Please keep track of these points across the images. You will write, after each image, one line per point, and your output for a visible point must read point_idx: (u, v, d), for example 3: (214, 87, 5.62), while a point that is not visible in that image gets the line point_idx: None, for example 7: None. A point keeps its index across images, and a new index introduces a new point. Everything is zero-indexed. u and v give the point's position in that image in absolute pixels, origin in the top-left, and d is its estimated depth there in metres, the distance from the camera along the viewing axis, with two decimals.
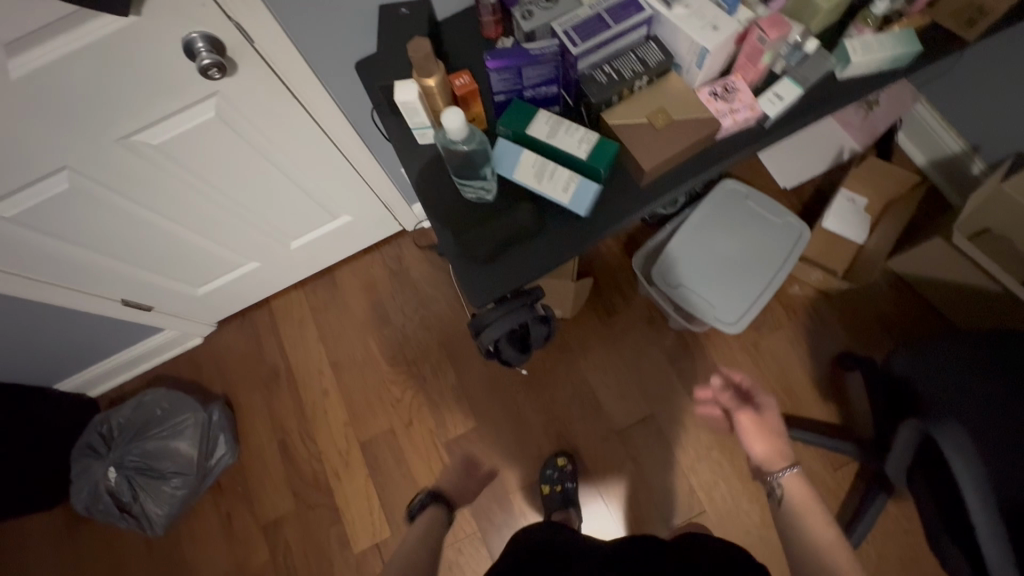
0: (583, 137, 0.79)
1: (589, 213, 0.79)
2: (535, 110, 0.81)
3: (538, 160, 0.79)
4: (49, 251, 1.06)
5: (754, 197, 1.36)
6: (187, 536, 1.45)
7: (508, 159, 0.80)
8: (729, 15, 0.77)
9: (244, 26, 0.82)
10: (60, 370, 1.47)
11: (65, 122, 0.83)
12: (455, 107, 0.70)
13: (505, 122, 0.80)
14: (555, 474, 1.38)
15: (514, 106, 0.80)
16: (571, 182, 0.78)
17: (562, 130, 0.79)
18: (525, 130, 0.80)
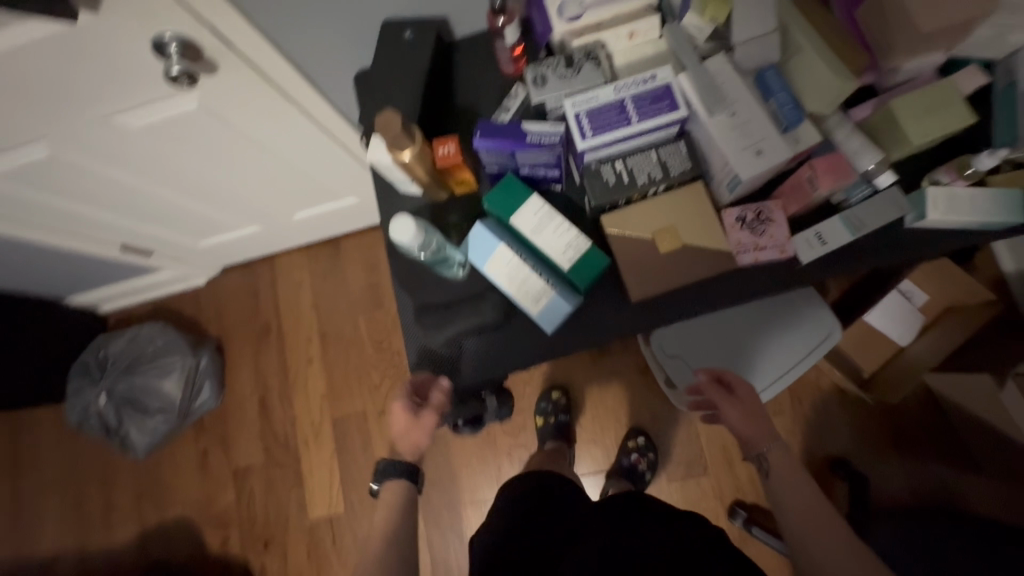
0: (572, 243, 0.68)
1: (555, 329, 0.70)
2: (527, 192, 0.69)
3: (513, 257, 0.68)
4: (40, 204, 1.05)
5: (810, 305, 1.16)
6: (168, 462, 1.57)
7: (481, 246, 0.69)
8: (781, 136, 0.62)
9: (223, 30, 0.72)
10: (69, 289, 1.53)
11: (34, 102, 0.77)
12: (405, 215, 0.56)
13: (489, 202, 0.69)
14: (549, 407, 1.40)
15: (503, 186, 0.69)
16: (544, 294, 0.68)
17: (547, 230, 0.68)
18: (509, 217, 0.69)
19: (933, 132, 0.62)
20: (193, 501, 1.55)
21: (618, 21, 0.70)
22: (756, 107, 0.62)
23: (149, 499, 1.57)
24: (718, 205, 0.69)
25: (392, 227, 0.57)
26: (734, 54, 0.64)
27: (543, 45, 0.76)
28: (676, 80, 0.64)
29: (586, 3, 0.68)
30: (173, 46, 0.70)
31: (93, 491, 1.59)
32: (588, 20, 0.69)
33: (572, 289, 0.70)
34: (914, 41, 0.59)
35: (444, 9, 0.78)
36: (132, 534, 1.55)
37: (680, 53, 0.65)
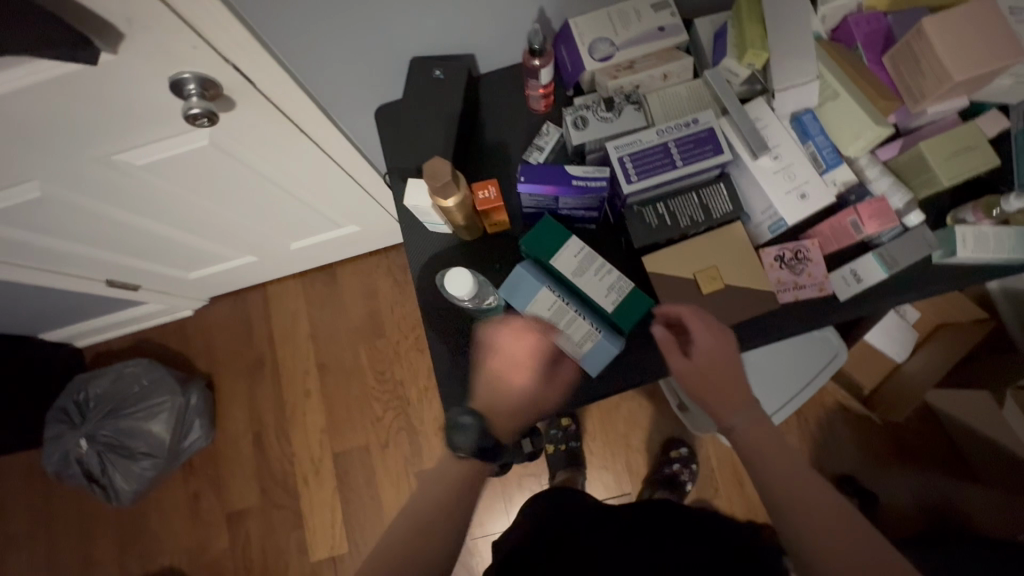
0: (614, 285, 0.67)
1: (599, 371, 0.69)
2: (566, 233, 0.68)
3: (557, 301, 0.66)
4: (25, 242, 0.98)
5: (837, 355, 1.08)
6: (155, 507, 1.48)
7: (523, 289, 0.67)
8: (822, 179, 0.63)
9: (245, 69, 0.69)
10: (44, 325, 1.43)
11: (33, 143, 0.72)
12: (461, 270, 0.55)
13: (528, 244, 0.67)
14: (559, 433, 1.37)
15: (543, 227, 0.68)
16: (589, 338, 0.67)
17: (591, 273, 0.67)
18: (549, 259, 0.68)
19: (961, 173, 0.64)
20: (183, 548, 1.46)
21: (652, 63, 0.71)
22: (797, 150, 0.63)
23: (133, 548, 1.46)
24: (756, 243, 0.70)
25: (446, 281, 0.55)
26: (773, 98, 0.65)
27: (572, 83, 0.76)
28: (717, 124, 0.64)
29: (618, 43, 0.72)
30: (192, 86, 0.67)
31: (70, 543, 1.47)
32: (619, 59, 0.72)
33: (615, 331, 0.69)
34: (941, 91, 0.62)
35: (472, 47, 0.77)
36: None
37: (721, 97, 0.65)
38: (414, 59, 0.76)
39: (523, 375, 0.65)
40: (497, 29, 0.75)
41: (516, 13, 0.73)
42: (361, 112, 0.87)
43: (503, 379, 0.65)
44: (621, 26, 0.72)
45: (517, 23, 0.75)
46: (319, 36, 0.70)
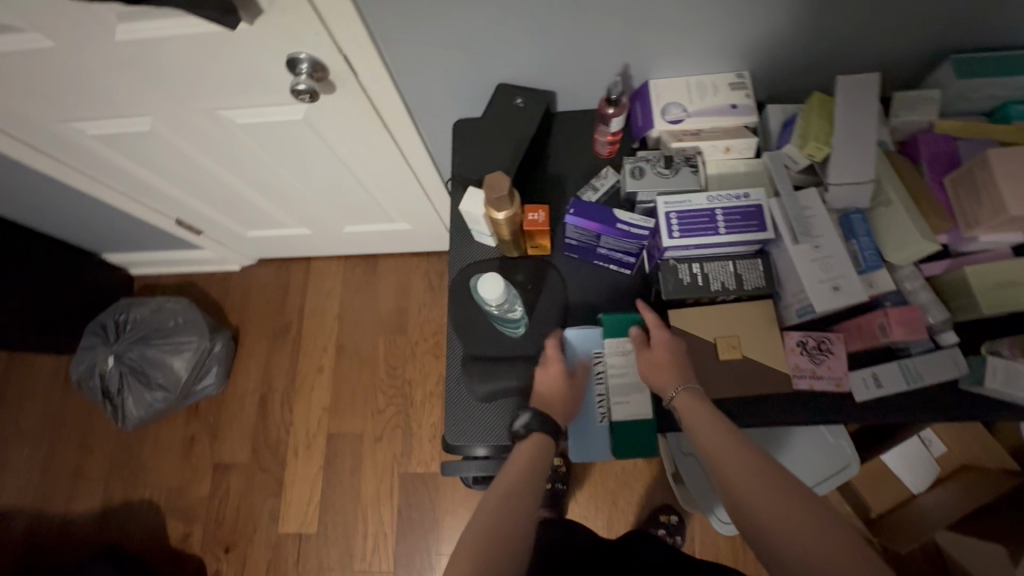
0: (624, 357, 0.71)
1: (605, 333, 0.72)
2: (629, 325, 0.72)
3: (596, 387, 0.72)
4: (121, 168, 1.08)
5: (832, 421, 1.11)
6: (153, 439, 1.55)
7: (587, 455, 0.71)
8: (858, 277, 0.64)
9: (352, 60, 0.77)
10: (108, 245, 1.56)
11: (158, 84, 0.82)
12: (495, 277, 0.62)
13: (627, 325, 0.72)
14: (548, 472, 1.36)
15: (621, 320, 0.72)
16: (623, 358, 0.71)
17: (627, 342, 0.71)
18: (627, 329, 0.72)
19: (1002, 306, 0.65)
20: (166, 486, 1.50)
21: (716, 135, 0.75)
22: (840, 245, 0.65)
23: (122, 474, 1.52)
24: (782, 325, 0.71)
25: (482, 284, 0.63)
26: (826, 190, 0.68)
27: (639, 137, 0.82)
28: (766, 203, 0.67)
29: (689, 110, 0.77)
30: (304, 66, 0.75)
31: (69, 452, 1.55)
32: (688, 124, 0.77)
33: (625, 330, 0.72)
34: (994, 220, 0.63)
35: (556, 87, 0.84)
36: (95, 506, 1.50)
37: (776, 179, 0.70)
38: (502, 85, 0.83)
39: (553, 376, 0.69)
40: (580, 76, 0.82)
41: (605, 64, 0.79)
42: (440, 122, 0.94)
43: (547, 383, 0.69)
44: (695, 98, 0.78)
45: (604, 73, 0.81)
46: (424, 50, 0.77)
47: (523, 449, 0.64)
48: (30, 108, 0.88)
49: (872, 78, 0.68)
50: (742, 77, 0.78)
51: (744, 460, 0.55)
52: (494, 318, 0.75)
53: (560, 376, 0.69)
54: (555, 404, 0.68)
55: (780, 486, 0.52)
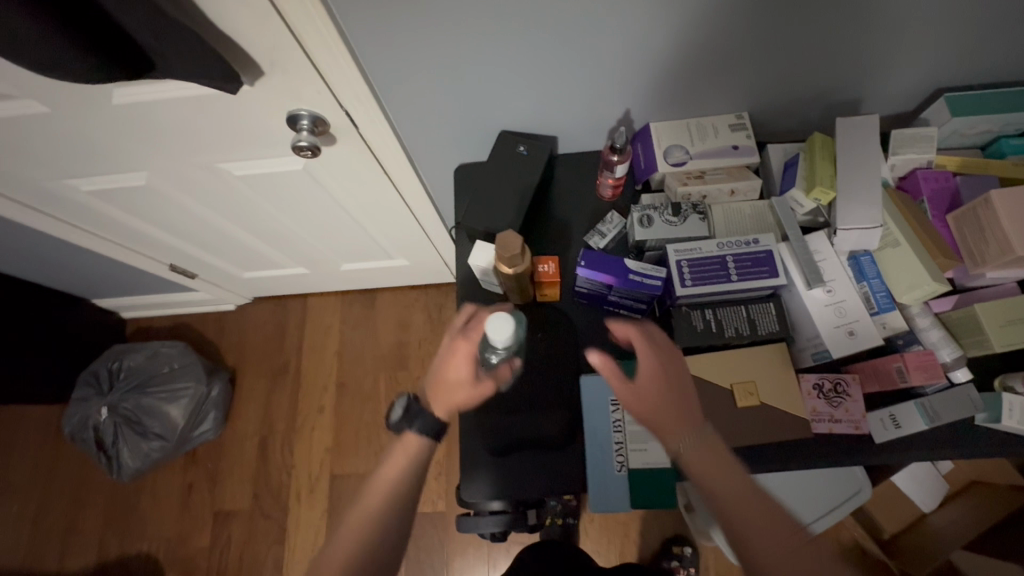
0: None
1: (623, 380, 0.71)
2: None
3: (613, 434, 0.68)
4: (115, 220, 1.06)
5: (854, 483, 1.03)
6: (149, 488, 1.50)
7: (606, 508, 0.66)
8: (872, 320, 0.66)
9: (353, 115, 0.76)
10: (101, 291, 1.53)
11: (154, 142, 0.81)
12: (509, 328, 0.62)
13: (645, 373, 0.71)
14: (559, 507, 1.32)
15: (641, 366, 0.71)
16: None
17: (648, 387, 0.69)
18: None
19: (1013, 343, 0.64)
20: (165, 537, 1.46)
21: (721, 179, 0.74)
22: (852, 289, 0.66)
23: (118, 528, 1.47)
24: (796, 366, 0.70)
25: (490, 325, 0.61)
26: (834, 234, 0.69)
27: (642, 180, 0.81)
28: (775, 248, 0.67)
29: (692, 152, 0.77)
30: (304, 122, 0.75)
31: (61, 507, 1.50)
32: (691, 166, 0.77)
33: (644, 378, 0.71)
34: (1003, 259, 0.63)
35: (558, 131, 0.84)
36: (90, 562, 1.45)
37: (784, 224, 0.70)
38: (503, 131, 0.83)
39: (464, 366, 0.68)
40: (582, 121, 0.82)
41: (606, 109, 0.79)
42: (441, 168, 0.94)
43: (453, 365, 0.68)
44: (696, 139, 0.78)
45: (606, 117, 0.81)
46: (425, 101, 0.77)
47: (399, 451, 0.67)
48: (22, 168, 0.87)
49: (871, 122, 0.70)
50: (742, 118, 0.79)
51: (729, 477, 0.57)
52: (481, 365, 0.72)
53: (469, 373, 0.68)
54: (445, 396, 0.68)
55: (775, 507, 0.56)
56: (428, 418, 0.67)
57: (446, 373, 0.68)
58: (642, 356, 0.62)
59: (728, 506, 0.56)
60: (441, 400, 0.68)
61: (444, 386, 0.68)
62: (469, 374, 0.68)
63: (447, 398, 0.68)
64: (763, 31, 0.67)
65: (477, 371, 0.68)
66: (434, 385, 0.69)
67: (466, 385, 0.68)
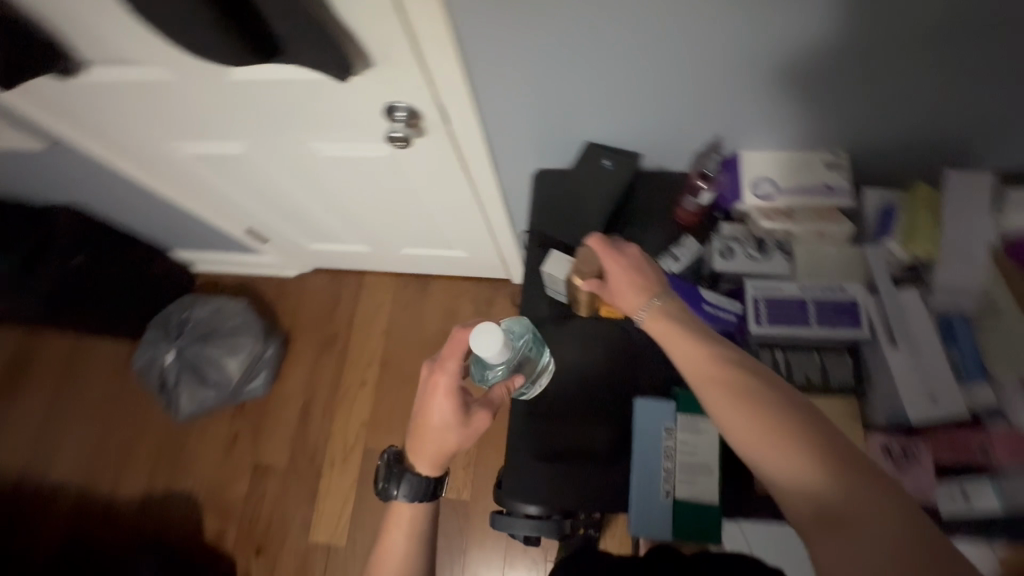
0: (696, 438, 0.68)
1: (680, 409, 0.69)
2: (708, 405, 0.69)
3: (663, 461, 0.68)
4: (207, 182, 1.13)
5: None
6: (199, 433, 1.60)
7: (645, 533, 0.66)
8: (959, 389, 0.62)
9: (446, 111, 0.78)
10: (180, 243, 1.63)
11: (258, 116, 0.85)
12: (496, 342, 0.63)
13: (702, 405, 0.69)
14: None
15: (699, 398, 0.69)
16: (694, 438, 0.68)
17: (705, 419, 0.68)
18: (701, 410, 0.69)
19: None
20: (207, 481, 1.55)
21: (810, 218, 0.73)
22: (941, 354, 0.63)
23: (167, 464, 1.58)
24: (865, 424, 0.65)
25: (479, 340, 0.63)
26: (929, 291, 0.66)
27: (723, 209, 0.80)
28: (861, 298, 0.65)
29: (781, 187, 0.75)
30: (401, 113, 0.78)
31: (121, 437, 1.62)
32: (778, 203, 0.75)
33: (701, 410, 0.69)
34: None
35: (642, 148, 0.84)
36: (139, 492, 1.56)
37: (874, 273, 0.67)
38: (588, 143, 0.84)
39: (443, 407, 0.64)
40: (669, 141, 0.81)
41: (696, 131, 0.78)
42: (518, 170, 0.95)
43: (432, 413, 0.65)
44: (787, 175, 0.76)
45: (693, 139, 0.80)
46: (517, 105, 0.78)
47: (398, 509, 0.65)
48: (139, 126, 0.94)
49: (983, 184, 0.68)
50: (838, 157, 0.75)
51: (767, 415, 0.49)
52: (474, 381, 0.73)
53: (449, 415, 0.64)
54: (432, 444, 0.65)
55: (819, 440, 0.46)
56: (410, 478, 0.65)
57: (427, 418, 0.65)
58: (608, 263, 0.66)
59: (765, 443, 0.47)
60: (425, 447, 0.66)
61: (424, 436, 0.65)
62: (456, 418, 0.65)
63: (430, 442, 0.65)
64: (877, 68, 0.65)
65: (460, 411, 0.65)
66: (415, 437, 0.67)
67: (453, 427, 0.65)
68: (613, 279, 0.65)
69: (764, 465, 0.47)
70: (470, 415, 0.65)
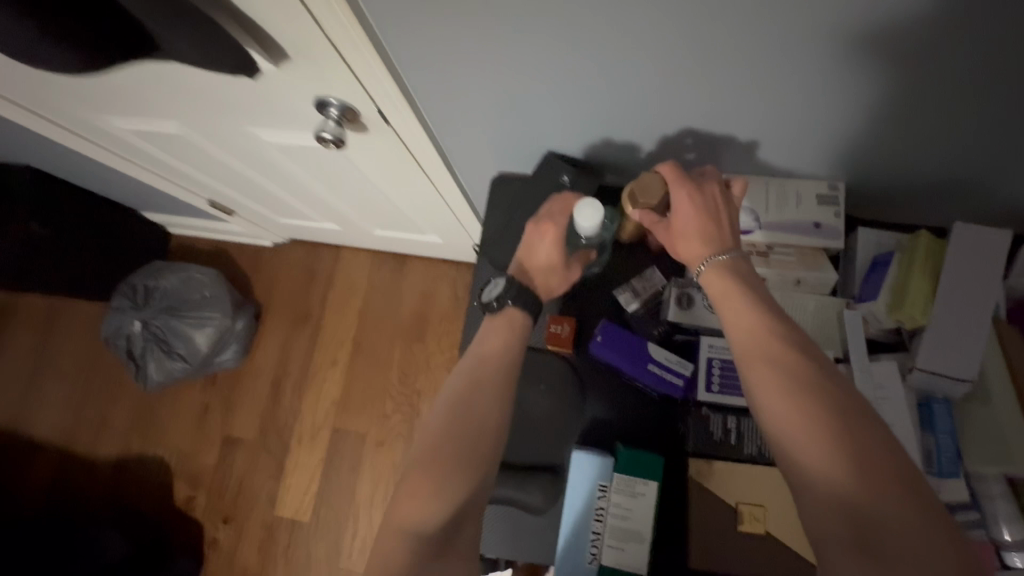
0: (632, 501, 0.61)
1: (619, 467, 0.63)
2: (649, 466, 0.62)
3: (593, 522, 0.63)
4: (154, 157, 1.05)
5: None
6: (171, 400, 1.60)
7: None
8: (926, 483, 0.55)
9: (384, 111, 0.69)
10: (150, 207, 1.57)
11: (183, 99, 0.76)
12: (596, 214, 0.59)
13: (640, 468, 0.62)
14: None
15: (639, 457, 0.62)
16: (630, 501, 0.61)
17: (642, 483, 0.61)
18: (639, 473, 0.62)
19: None
20: (178, 448, 1.56)
21: (788, 262, 0.64)
22: (913, 441, 0.55)
23: (139, 429, 1.59)
24: None
25: (577, 213, 0.59)
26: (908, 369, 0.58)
27: None
28: None
29: (763, 221, 0.65)
30: (333, 110, 0.68)
31: (95, 399, 1.63)
32: (757, 238, 0.65)
33: (640, 473, 0.62)
34: None
35: (612, 162, 0.74)
36: (112, 454, 1.58)
37: (851, 340, 0.59)
38: (552, 152, 0.74)
39: (550, 249, 0.65)
40: (641, 158, 0.71)
41: (671, 150, 0.67)
42: (480, 172, 0.86)
43: (541, 252, 0.65)
44: (774, 205, 0.65)
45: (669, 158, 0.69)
46: (467, 106, 0.68)
47: (494, 329, 0.60)
48: (64, 98, 0.85)
49: (1003, 240, 0.56)
50: (835, 190, 0.65)
51: (801, 408, 0.44)
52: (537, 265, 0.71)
53: (555, 260, 0.65)
54: (540, 280, 0.65)
55: (853, 456, 0.41)
56: (529, 294, 0.62)
57: (531, 260, 0.65)
58: (675, 193, 0.57)
59: (791, 442, 0.43)
60: (534, 281, 0.65)
61: (535, 270, 0.65)
62: (560, 264, 0.66)
63: (527, 281, 0.64)
64: (886, 99, 0.53)
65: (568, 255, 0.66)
66: (525, 261, 0.65)
67: (556, 274, 0.66)
68: (677, 216, 0.57)
69: (797, 467, 0.43)
70: (570, 267, 0.66)
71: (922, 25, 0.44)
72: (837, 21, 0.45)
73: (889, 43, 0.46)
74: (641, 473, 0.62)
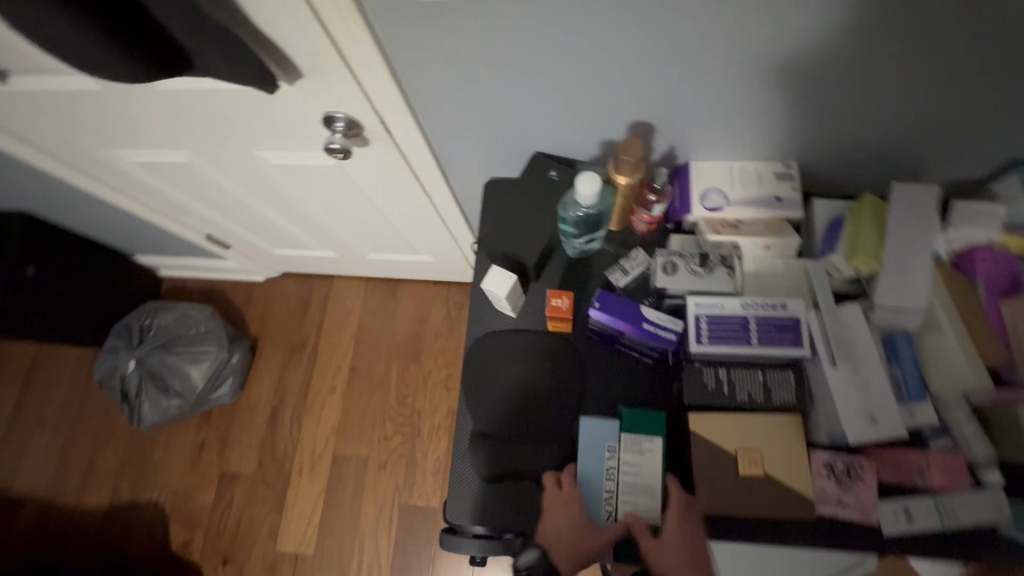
0: (641, 456, 0.66)
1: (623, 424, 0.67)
2: (653, 423, 0.67)
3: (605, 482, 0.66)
4: (157, 190, 1.10)
5: None
6: (164, 441, 1.57)
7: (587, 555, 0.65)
8: (898, 409, 0.62)
9: (387, 123, 0.76)
10: (142, 249, 1.60)
11: (196, 126, 0.82)
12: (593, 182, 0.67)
13: (643, 425, 0.67)
14: None
15: (641, 415, 0.68)
16: (639, 457, 0.66)
17: (647, 439, 0.66)
18: (642, 429, 0.67)
19: None
20: (173, 489, 1.53)
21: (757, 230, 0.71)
22: (882, 373, 0.63)
23: (131, 474, 1.55)
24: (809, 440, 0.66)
25: (579, 185, 0.67)
26: (871, 309, 0.66)
27: (674, 219, 0.78)
28: (801, 313, 0.65)
29: (730, 198, 0.73)
30: (339, 124, 0.75)
31: (84, 446, 1.59)
32: (727, 214, 0.73)
33: (643, 430, 0.67)
34: None
35: (593, 159, 0.82)
36: (103, 502, 1.54)
37: (818, 291, 0.67)
38: (539, 153, 0.82)
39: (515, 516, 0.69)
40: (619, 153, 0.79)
41: (646, 143, 0.76)
42: (472, 180, 0.93)
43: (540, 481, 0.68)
44: (739, 184, 0.74)
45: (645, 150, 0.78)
46: (462, 115, 0.76)
47: None
48: (77, 134, 0.91)
49: (931, 191, 0.66)
50: (790, 167, 0.74)
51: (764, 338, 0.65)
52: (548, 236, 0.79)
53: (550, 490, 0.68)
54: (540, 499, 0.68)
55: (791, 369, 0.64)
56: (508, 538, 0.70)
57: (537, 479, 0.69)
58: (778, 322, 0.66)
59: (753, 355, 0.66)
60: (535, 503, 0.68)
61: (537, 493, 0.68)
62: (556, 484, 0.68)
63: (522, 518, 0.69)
64: (824, 83, 0.62)
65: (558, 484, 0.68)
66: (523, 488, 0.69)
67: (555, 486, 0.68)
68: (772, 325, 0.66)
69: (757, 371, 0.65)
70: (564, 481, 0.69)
71: (843, 16, 0.53)
72: (775, 17, 0.54)
73: (820, 33, 0.56)
74: (644, 429, 0.67)
